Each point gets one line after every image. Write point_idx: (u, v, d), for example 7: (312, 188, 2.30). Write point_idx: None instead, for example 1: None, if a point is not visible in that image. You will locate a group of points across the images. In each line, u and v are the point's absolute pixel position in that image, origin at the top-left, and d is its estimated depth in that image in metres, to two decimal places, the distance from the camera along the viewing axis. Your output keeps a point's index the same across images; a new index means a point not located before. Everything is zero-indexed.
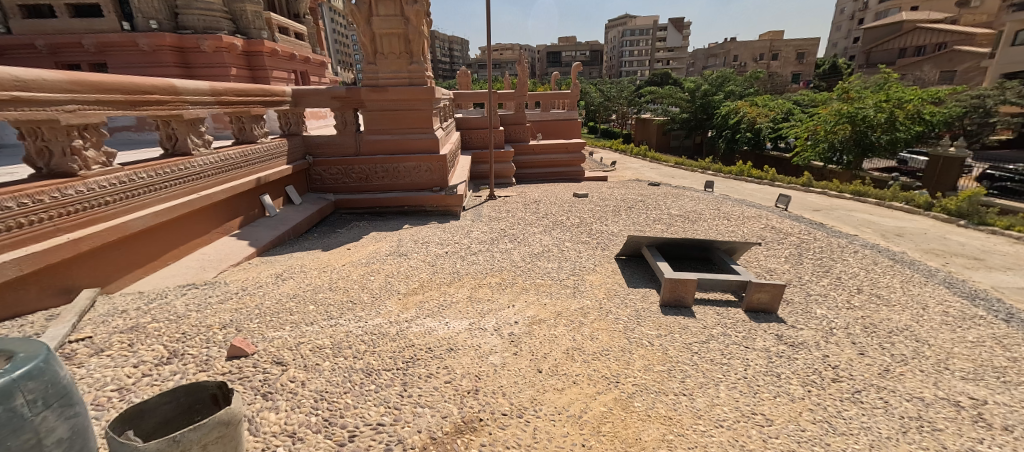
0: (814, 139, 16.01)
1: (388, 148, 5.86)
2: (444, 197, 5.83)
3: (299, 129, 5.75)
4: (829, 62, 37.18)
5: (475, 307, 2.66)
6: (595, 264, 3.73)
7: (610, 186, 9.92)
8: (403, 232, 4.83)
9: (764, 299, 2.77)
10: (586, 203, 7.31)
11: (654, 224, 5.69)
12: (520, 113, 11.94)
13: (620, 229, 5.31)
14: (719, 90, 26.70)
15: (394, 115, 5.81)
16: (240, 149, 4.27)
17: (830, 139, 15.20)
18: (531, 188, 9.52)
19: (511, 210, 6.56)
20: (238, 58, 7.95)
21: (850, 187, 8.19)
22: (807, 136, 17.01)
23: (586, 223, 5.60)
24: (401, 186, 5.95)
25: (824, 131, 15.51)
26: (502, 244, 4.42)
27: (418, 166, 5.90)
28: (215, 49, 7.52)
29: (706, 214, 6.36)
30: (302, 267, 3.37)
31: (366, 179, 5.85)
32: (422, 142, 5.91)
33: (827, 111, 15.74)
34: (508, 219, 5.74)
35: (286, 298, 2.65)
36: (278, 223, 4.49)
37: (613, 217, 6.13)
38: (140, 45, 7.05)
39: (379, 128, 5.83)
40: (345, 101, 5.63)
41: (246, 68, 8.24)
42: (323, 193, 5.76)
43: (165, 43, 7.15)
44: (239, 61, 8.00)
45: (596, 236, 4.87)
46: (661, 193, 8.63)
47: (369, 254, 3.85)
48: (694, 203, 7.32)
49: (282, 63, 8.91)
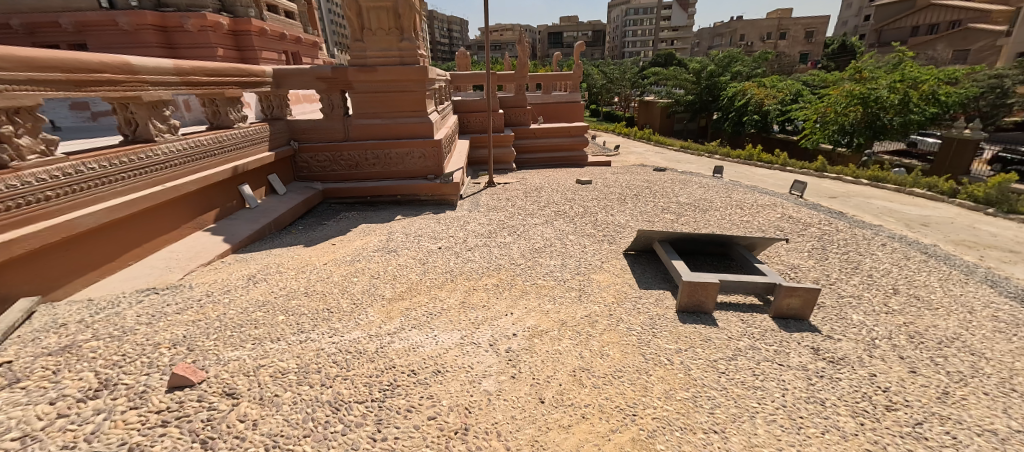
0: (823, 121, 15.50)
1: (379, 133, 5.47)
2: (439, 186, 5.47)
3: (283, 113, 5.35)
4: (838, 41, 36.15)
5: (469, 315, 2.34)
6: (602, 260, 3.41)
7: (613, 172, 9.53)
8: (395, 224, 4.50)
9: (794, 305, 2.46)
10: (590, 190, 6.95)
11: (663, 214, 5.33)
12: (521, 95, 11.45)
13: (627, 219, 4.96)
14: (725, 71, 25.94)
15: (385, 97, 5.40)
16: (214, 134, 3.91)
17: (840, 120, 14.69)
18: (532, 174, 9.14)
19: (510, 199, 6.21)
20: (225, 38, 7.49)
21: (867, 173, 7.81)
22: (816, 119, 16.46)
23: (590, 213, 5.25)
24: (394, 174, 5.59)
25: (834, 113, 14.98)
26: (500, 237, 4.09)
27: (412, 152, 5.53)
28: (200, 29, 7.05)
29: (717, 202, 6.00)
30: (280, 267, 3.05)
31: (356, 166, 5.48)
32: (415, 127, 5.52)
33: (839, 92, 15.15)
34: (508, 209, 5.39)
35: (254, 307, 2.33)
36: (260, 215, 4.16)
37: (619, 206, 5.77)
38: (120, 24, 6.58)
39: (369, 111, 5.43)
40: (331, 82, 5.21)
41: (233, 48, 7.78)
42: (310, 182, 5.40)
43: (147, 21, 6.69)
44: (225, 41, 7.53)
45: (601, 228, 4.54)
46: (668, 179, 8.25)
47: (355, 251, 3.53)
48: (703, 190, 6.95)
49: (272, 43, 8.43)
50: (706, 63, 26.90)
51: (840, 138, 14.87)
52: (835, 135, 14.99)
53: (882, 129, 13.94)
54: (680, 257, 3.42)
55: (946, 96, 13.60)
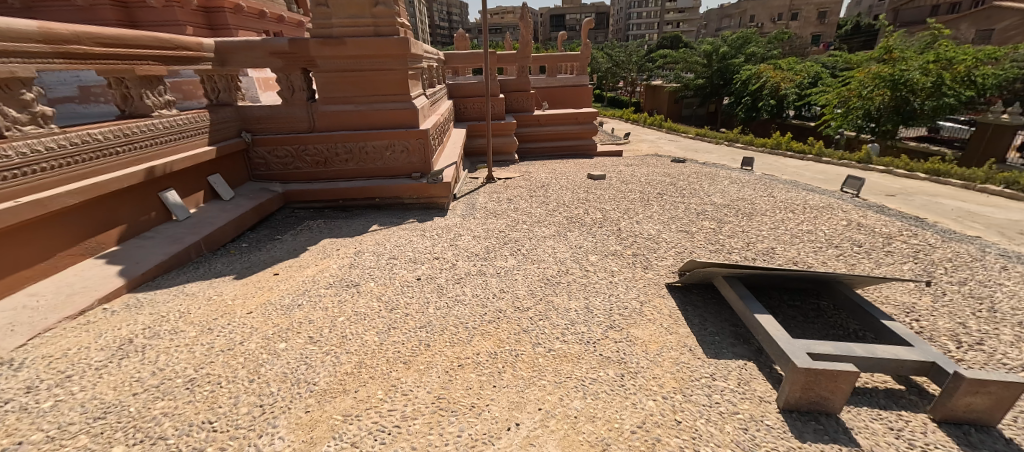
0: (846, 107, 14.32)
1: (352, 122, 4.47)
2: (426, 187, 4.49)
3: (232, 97, 4.36)
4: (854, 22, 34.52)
5: (445, 436, 1.40)
6: (642, 302, 2.46)
7: (627, 164, 8.51)
8: (367, 240, 3.55)
9: (977, 406, 1.51)
10: (605, 188, 5.96)
11: (698, 219, 4.35)
12: (523, 78, 10.34)
13: (656, 229, 3.98)
14: (739, 53, 24.61)
15: (357, 77, 4.37)
16: (118, 126, 2.94)
17: (864, 105, 13.51)
18: (537, 167, 8.12)
19: (514, 199, 5.23)
20: (197, 14, 6.30)
21: (923, 166, 6.81)
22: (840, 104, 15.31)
23: (610, 220, 4.27)
24: (372, 172, 4.60)
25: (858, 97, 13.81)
26: (499, 259, 3.13)
27: (392, 145, 4.51)
28: (166, 4, 5.89)
29: (759, 203, 5.03)
30: (180, 320, 2.12)
31: (325, 163, 4.50)
32: (396, 114, 4.50)
33: (865, 74, 13.97)
34: (511, 215, 4.43)
35: (89, 422, 1.40)
36: (187, 230, 3.20)
37: (642, 208, 4.79)
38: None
39: (339, 95, 4.42)
40: (290, 58, 4.19)
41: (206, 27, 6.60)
42: (268, 182, 4.43)
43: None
44: (196, 19, 6.34)
45: (628, 242, 3.57)
46: (691, 173, 7.24)
47: (300, 285, 2.58)
48: (737, 188, 5.94)
49: (250, 23, 7.28)
50: (718, 44, 25.41)
51: (865, 123, 13.68)
52: (859, 121, 13.78)
53: (912, 114, 12.72)
54: (754, 297, 2.45)
55: (984, 78, 12.29)
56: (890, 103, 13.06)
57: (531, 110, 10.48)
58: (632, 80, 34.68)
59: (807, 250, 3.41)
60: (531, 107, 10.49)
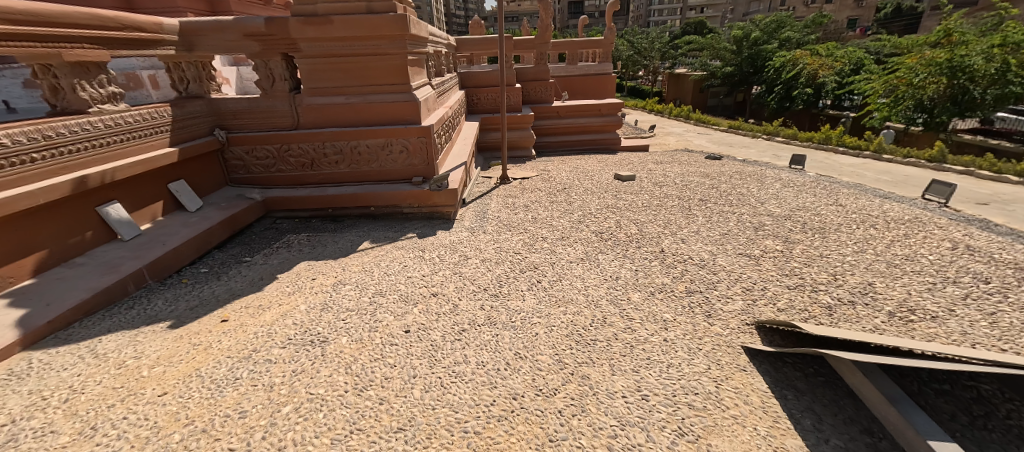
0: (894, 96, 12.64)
1: (343, 117, 3.79)
2: (428, 194, 3.81)
3: (204, 88, 3.73)
4: (897, 4, 32.12)
5: None
6: (718, 382, 1.72)
7: (656, 162, 7.66)
8: (353, 264, 2.90)
9: None
10: (638, 192, 5.18)
11: (758, 237, 3.56)
12: (542, 65, 9.49)
13: (710, 251, 3.22)
14: (771, 39, 23.02)
15: (349, 63, 3.68)
16: (35, 126, 2.31)
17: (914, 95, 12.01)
18: (556, 165, 7.37)
19: (533, 207, 4.51)
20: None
21: (1014, 167, 5.79)
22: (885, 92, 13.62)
23: (649, 238, 3.52)
24: (366, 176, 3.93)
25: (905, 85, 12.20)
26: (513, 298, 2.43)
27: (389, 145, 3.82)
28: None
29: (827, 215, 4.19)
30: (64, 407, 1.51)
31: (312, 165, 3.85)
32: (393, 108, 3.79)
33: (919, 60, 12.45)
34: (529, 229, 3.72)
35: None
36: (130, 254, 2.59)
37: (685, 220, 4.02)
38: None
39: (327, 84, 3.73)
40: (267, 42, 3.52)
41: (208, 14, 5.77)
42: (247, 188, 3.82)
43: None
44: (197, 5, 5.54)
45: (677, 273, 2.82)
46: (732, 173, 6.38)
47: (249, 340, 1.93)
48: (792, 194, 5.09)
49: (256, 10, 6.47)
50: (749, 30, 23.79)
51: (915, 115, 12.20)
52: (908, 113, 12.34)
53: (971, 103, 11.11)
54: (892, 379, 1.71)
55: None
56: (947, 92, 11.46)
57: (550, 101, 9.67)
58: (654, 68, 33.23)
59: (918, 289, 2.60)
60: (550, 97, 9.66)
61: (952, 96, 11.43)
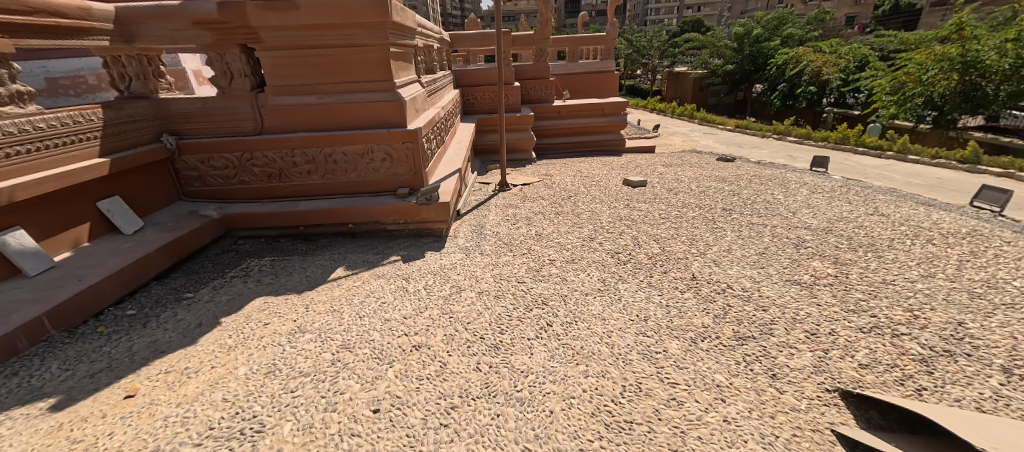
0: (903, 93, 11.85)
1: (315, 119, 3.23)
2: (415, 208, 3.25)
3: (151, 87, 3.18)
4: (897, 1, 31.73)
5: None
6: None
7: (665, 165, 7.13)
8: (320, 300, 2.36)
9: None
10: (652, 200, 4.67)
11: (803, 258, 3.04)
12: (541, 62, 8.97)
13: (751, 277, 2.70)
14: (774, 36, 22.54)
15: (321, 57, 3.12)
16: None
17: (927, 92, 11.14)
18: (559, 169, 6.84)
19: (537, 221, 3.98)
20: None
21: None
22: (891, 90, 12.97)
23: (675, 259, 3.00)
24: (344, 187, 3.37)
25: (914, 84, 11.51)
26: (519, 352, 1.89)
27: (369, 152, 3.27)
28: None
29: (872, 228, 3.68)
30: None
31: (279, 176, 3.29)
32: (374, 109, 3.24)
33: (928, 56, 11.55)
34: (534, 249, 3.18)
35: None
36: (31, 295, 2.04)
37: (712, 236, 3.50)
38: None
39: (296, 81, 3.16)
40: (222, 31, 2.97)
41: None
42: (203, 203, 3.27)
43: None
44: None
45: (720, 309, 2.29)
46: (750, 178, 5.88)
47: (153, 431, 1.40)
48: (823, 201, 4.58)
49: None
50: (750, 27, 23.33)
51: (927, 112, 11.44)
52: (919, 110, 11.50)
53: (984, 100, 10.32)
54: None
55: None
56: (959, 89, 10.65)
57: (550, 100, 9.14)
58: (653, 67, 32.79)
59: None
60: (550, 96, 9.14)
61: (963, 93, 10.62)
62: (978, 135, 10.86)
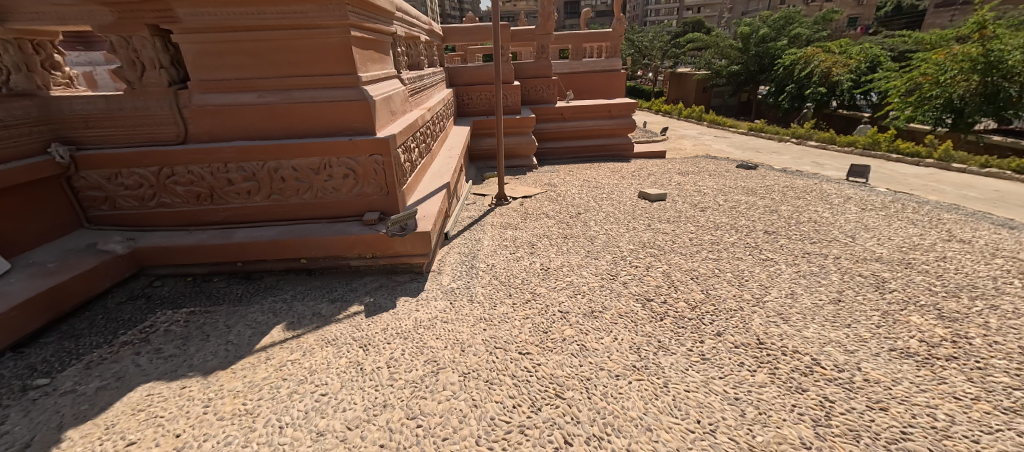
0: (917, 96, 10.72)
1: (254, 123, 2.48)
2: (384, 240, 2.51)
3: (41, 81, 2.44)
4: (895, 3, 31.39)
5: None
6: None
7: (681, 173, 6.42)
8: (232, 390, 1.62)
9: None
10: (677, 220, 3.94)
11: (894, 309, 2.31)
12: (543, 60, 8.25)
13: (840, 344, 1.97)
14: (781, 35, 21.82)
15: (260, 43, 2.38)
16: None
17: (948, 92, 10.00)
18: (563, 178, 6.12)
19: (543, 248, 3.25)
20: None
21: None
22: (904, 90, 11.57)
23: (728, 310, 2.27)
24: (296, 211, 2.63)
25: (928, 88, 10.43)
26: None
27: (326, 167, 2.53)
28: None
29: (961, 261, 2.96)
30: None
31: (211, 197, 2.55)
32: (331, 110, 2.49)
33: (947, 55, 10.47)
34: (539, 295, 2.44)
35: None
36: None
37: (763, 272, 2.78)
38: None
39: (228, 74, 2.42)
40: (125, 7, 2.23)
41: None
42: (112, 232, 2.53)
43: None
44: None
45: (816, 409, 1.56)
46: (782, 190, 5.17)
47: None
48: (881, 221, 3.87)
49: None
50: (756, 26, 22.59)
51: (941, 115, 10.23)
52: (932, 113, 10.35)
53: (1007, 102, 9.37)
54: None
55: None
56: (979, 90, 9.67)
57: (552, 101, 8.41)
58: (655, 68, 32.09)
59: None
60: (552, 97, 8.41)
61: (984, 95, 9.63)
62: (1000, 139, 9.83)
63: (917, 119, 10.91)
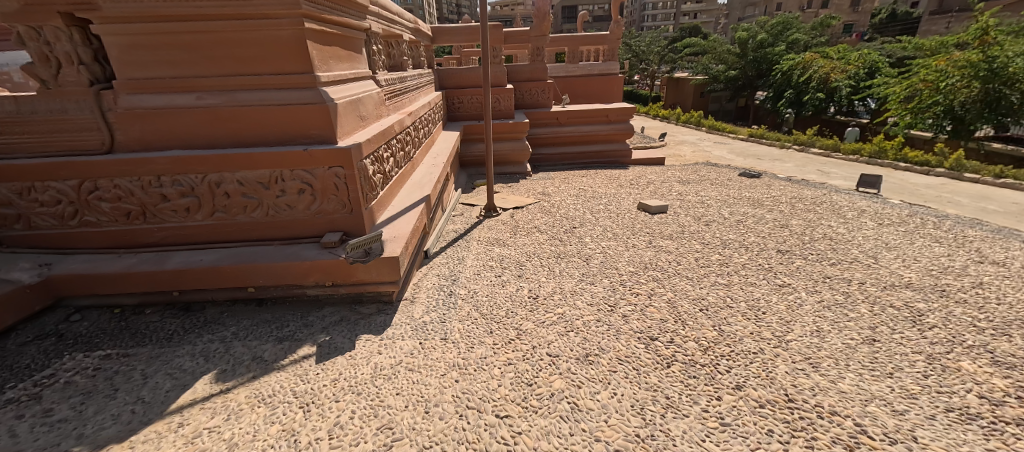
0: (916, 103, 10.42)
1: (193, 129, 2.12)
2: (344, 265, 2.14)
3: None
4: (889, 10, 31.47)
5: None
6: None
7: (681, 182, 6.11)
8: None
9: None
10: (681, 236, 3.61)
11: (939, 352, 1.98)
12: (538, 63, 7.93)
13: (885, 402, 1.63)
14: (779, 41, 21.68)
15: (199, 35, 2.03)
16: None
17: (949, 99, 9.68)
18: (558, 187, 5.79)
19: (532, 270, 2.90)
20: None
21: None
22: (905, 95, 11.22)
23: (746, 354, 1.93)
24: (245, 232, 2.26)
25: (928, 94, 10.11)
26: None
27: (278, 180, 2.17)
28: None
29: (1000, 289, 2.64)
30: None
31: (143, 215, 2.19)
32: (283, 115, 2.14)
33: (948, 61, 10.14)
34: (524, 332, 2.09)
35: None
36: None
37: (781, 302, 2.44)
38: None
39: (162, 73, 2.07)
40: None
41: None
42: (27, 256, 2.17)
43: None
44: None
45: None
46: (790, 202, 4.86)
47: None
48: (902, 239, 3.56)
49: None
50: (754, 32, 22.42)
51: (941, 122, 9.93)
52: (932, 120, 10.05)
53: (1009, 110, 9.04)
54: None
55: None
56: (979, 96, 9.37)
57: (548, 106, 8.10)
58: (652, 73, 31.98)
59: None
60: (548, 101, 8.09)
61: (984, 102, 9.32)
62: (1001, 146, 9.54)
63: (916, 126, 10.60)
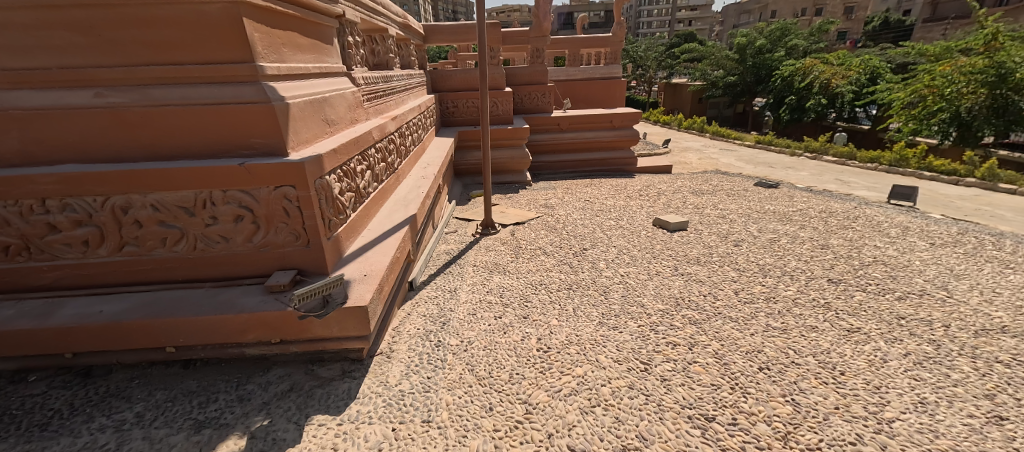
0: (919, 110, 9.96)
1: (90, 137, 1.58)
2: (292, 320, 1.60)
3: None
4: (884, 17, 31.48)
5: None
6: None
7: (695, 193, 5.62)
8: None
9: None
10: (712, 260, 3.10)
11: None
12: (537, 65, 7.46)
13: None
14: (778, 46, 21.40)
15: (94, 10, 1.49)
16: None
17: (955, 105, 9.25)
18: (563, 198, 5.28)
19: (541, 308, 2.37)
20: None
21: None
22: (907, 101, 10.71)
23: (841, 447, 1.42)
24: (166, 271, 1.72)
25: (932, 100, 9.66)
26: None
27: (205, 204, 1.63)
28: None
29: None
30: None
31: (25, 250, 1.64)
32: (214, 118, 1.61)
33: (954, 67, 9.71)
34: (536, 408, 1.57)
35: None
36: None
37: (858, 356, 1.93)
38: None
39: (46, 62, 1.53)
40: None
41: None
42: None
43: None
44: None
45: None
46: (821, 216, 4.38)
47: None
48: (968, 264, 3.06)
49: None
50: (753, 37, 22.03)
51: (945, 129, 9.44)
52: (938, 127, 9.54)
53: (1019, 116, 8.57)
54: None
55: None
56: (987, 102, 8.94)
57: (549, 111, 7.61)
58: (650, 79, 31.76)
59: None
60: (548, 106, 7.61)
61: (993, 108, 8.90)
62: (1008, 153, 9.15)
63: (920, 132, 10.16)
